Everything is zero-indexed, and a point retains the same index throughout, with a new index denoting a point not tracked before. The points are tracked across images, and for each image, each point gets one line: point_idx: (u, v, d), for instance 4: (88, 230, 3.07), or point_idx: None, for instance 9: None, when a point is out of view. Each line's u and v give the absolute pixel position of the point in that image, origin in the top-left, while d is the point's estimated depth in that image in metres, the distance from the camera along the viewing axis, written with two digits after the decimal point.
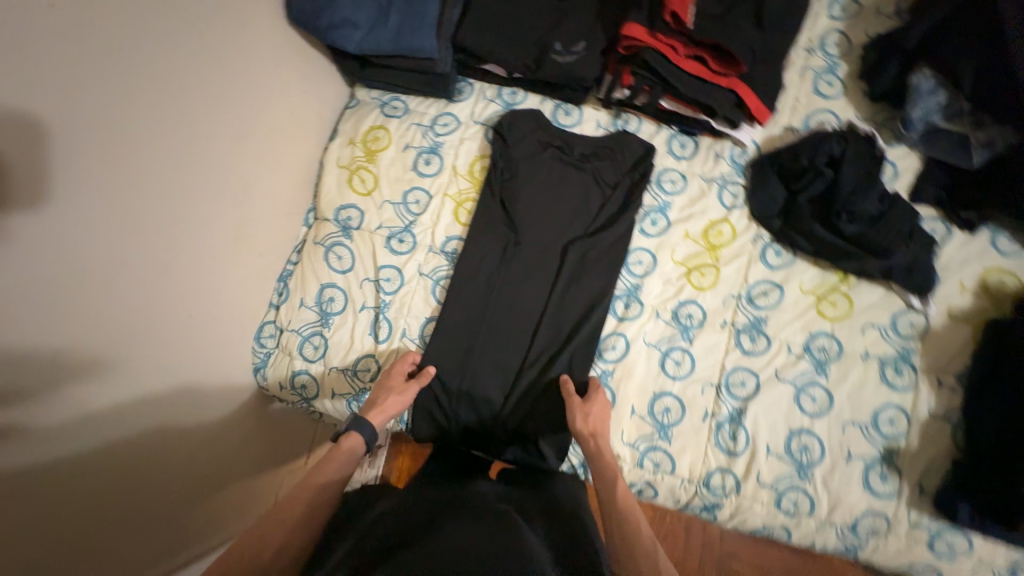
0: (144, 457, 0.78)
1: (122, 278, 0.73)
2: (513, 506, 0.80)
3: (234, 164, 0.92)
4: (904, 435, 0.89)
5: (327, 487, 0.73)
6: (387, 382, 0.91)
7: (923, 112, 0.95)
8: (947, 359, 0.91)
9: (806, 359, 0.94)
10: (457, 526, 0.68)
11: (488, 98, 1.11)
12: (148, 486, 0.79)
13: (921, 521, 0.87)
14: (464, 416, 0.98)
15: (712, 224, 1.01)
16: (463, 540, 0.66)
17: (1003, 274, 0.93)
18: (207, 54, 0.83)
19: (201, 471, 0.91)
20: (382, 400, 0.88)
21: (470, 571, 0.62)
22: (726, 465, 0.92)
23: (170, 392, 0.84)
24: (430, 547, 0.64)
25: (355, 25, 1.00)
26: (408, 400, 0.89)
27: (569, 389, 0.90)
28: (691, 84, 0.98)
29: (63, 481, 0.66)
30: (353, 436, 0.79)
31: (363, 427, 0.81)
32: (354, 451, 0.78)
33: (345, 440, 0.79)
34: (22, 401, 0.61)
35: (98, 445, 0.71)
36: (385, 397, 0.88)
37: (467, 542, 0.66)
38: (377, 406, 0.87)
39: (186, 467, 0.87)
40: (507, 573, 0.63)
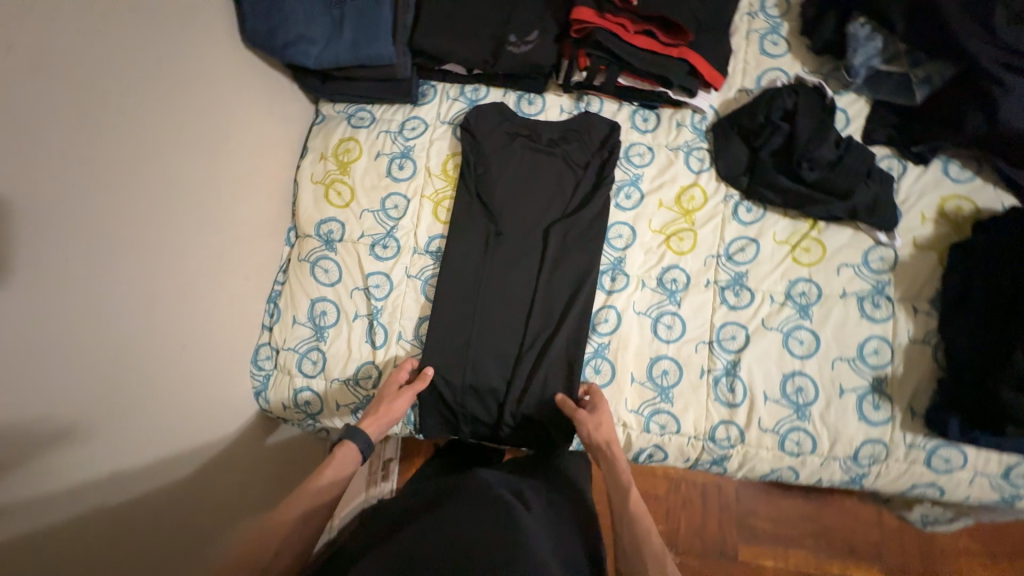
0: (146, 491, 0.79)
1: (107, 315, 0.74)
2: (516, 488, 0.80)
3: (209, 191, 0.92)
4: (889, 363, 0.94)
5: (320, 498, 0.75)
6: (383, 390, 0.94)
7: (864, 57, 1.01)
8: (919, 287, 0.96)
9: (789, 305, 0.98)
10: (454, 514, 0.68)
11: (452, 98, 1.13)
12: (153, 515, 0.79)
13: (916, 442, 0.91)
14: (470, 408, 1.00)
15: (683, 190, 1.05)
16: (458, 527, 0.66)
17: (959, 200, 0.98)
18: (169, 84, 0.83)
19: (207, 495, 0.91)
20: (377, 408, 0.91)
21: (464, 552, 0.61)
22: (729, 417, 0.95)
23: (166, 425, 0.85)
24: (430, 535, 0.65)
25: (311, 41, 1.01)
26: (404, 406, 0.91)
27: (572, 407, 0.92)
28: (645, 59, 1.01)
29: (71, 518, 0.67)
30: (347, 444, 0.83)
31: (357, 436, 0.84)
32: (349, 458, 0.82)
33: (341, 449, 0.82)
34: (18, 440, 0.61)
35: (103, 478, 0.72)
36: (380, 405, 0.91)
37: (463, 529, 0.66)
38: (373, 414, 0.90)
39: (190, 492, 0.88)
40: (500, 551, 0.62)
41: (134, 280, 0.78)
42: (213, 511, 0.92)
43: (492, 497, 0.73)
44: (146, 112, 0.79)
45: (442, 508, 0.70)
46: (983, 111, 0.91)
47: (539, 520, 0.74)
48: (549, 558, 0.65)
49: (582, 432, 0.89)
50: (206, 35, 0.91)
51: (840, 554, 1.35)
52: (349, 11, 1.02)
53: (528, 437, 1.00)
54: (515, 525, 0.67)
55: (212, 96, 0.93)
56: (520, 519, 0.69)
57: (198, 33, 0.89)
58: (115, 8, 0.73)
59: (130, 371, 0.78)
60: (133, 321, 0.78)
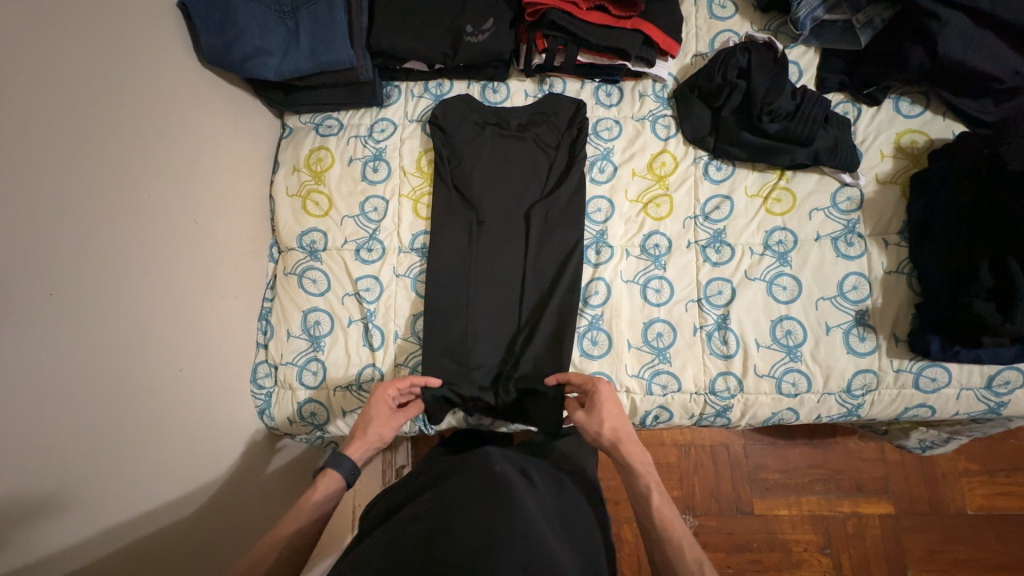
0: (146, 520, 0.79)
1: (98, 348, 0.74)
2: (519, 465, 0.81)
3: (185, 215, 0.92)
4: (869, 296, 0.98)
5: (322, 508, 0.78)
6: (371, 409, 0.89)
7: (808, 10, 1.03)
8: (887, 220, 1.01)
9: (768, 254, 1.02)
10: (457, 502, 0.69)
11: (417, 95, 1.14)
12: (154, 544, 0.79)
13: (903, 366, 0.96)
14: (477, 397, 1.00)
15: (654, 157, 1.08)
16: (459, 513, 0.66)
17: (913, 134, 1.03)
18: (130, 110, 0.82)
19: (212, 519, 0.91)
20: (364, 431, 0.87)
21: (460, 535, 0.62)
22: (726, 369, 0.98)
23: (170, 453, 0.85)
24: (432, 519, 0.66)
25: (269, 53, 0.99)
26: (392, 431, 0.89)
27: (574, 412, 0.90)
28: (600, 34, 1.03)
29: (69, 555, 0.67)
30: (330, 474, 0.81)
31: (340, 462, 0.82)
32: (331, 484, 0.80)
33: (323, 477, 0.81)
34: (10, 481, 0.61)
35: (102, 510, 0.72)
36: (367, 430, 0.87)
37: (463, 513, 0.66)
38: (358, 438, 0.86)
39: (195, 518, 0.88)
40: (496, 533, 0.62)
41: (120, 312, 0.78)
42: (221, 533, 0.92)
43: (496, 478, 0.73)
44: (111, 141, 0.79)
45: (446, 493, 0.71)
46: (925, 45, 0.96)
47: (537, 495, 0.75)
48: (548, 534, 0.66)
49: (588, 434, 0.87)
50: (161, 58, 0.90)
51: (849, 493, 1.40)
52: (303, 18, 0.99)
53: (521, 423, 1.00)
54: (512, 505, 0.67)
55: (175, 118, 0.92)
56: (518, 500, 0.68)
57: (152, 56, 0.88)
58: (64, 40, 0.72)
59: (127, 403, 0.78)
60: (126, 352, 0.78)
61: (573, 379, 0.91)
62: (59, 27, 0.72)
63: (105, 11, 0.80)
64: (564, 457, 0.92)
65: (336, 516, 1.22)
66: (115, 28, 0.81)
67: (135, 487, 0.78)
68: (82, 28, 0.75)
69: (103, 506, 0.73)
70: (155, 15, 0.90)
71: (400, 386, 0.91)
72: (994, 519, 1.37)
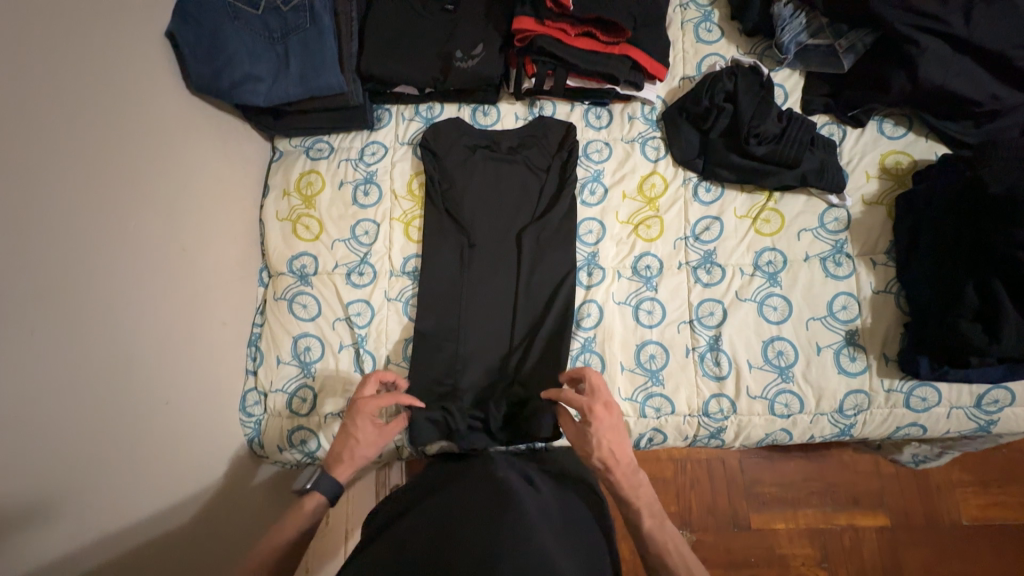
0: (133, 562, 0.77)
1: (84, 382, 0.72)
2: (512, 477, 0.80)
3: (172, 242, 0.91)
4: (858, 316, 0.99)
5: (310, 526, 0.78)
6: (353, 429, 0.83)
7: (791, 35, 1.06)
8: (875, 241, 1.02)
9: (758, 275, 1.02)
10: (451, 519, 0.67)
11: (407, 118, 1.15)
12: None
13: (894, 386, 0.96)
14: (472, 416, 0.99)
15: (644, 179, 1.09)
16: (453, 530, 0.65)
17: (897, 155, 1.05)
18: (118, 141, 0.81)
19: (201, 555, 0.89)
20: (348, 452, 0.83)
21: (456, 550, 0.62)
22: (719, 390, 0.98)
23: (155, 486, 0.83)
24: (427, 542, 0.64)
25: (258, 78, 0.99)
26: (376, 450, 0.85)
27: (568, 422, 0.86)
28: (588, 60, 1.04)
29: None
30: (315, 496, 0.79)
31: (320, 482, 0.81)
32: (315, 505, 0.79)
33: (306, 501, 0.79)
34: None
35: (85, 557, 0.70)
36: (351, 450, 0.83)
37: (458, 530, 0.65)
38: (344, 460, 0.82)
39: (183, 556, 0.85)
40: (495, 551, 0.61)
41: (106, 344, 0.76)
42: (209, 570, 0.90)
43: (497, 491, 0.73)
44: (100, 172, 0.78)
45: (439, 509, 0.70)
46: (905, 71, 0.98)
47: (540, 500, 0.76)
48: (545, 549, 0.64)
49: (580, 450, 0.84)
50: (151, 85, 0.89)
51: (845, 506, 1.40)
52: (292, 43, 0.99)
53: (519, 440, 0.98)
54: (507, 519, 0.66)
55: (164, 145, 0.91)
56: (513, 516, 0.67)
57: (141, 84, 0.87)
58: (51, 71, 0.71)
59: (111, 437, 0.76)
60: (112, 385, 0.77)
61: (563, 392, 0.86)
62: (47, 59, 0.71)
63: (94, 41, 0.79)
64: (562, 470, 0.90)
65: (330, 531, 1.20)
66: (104, 58, 0.80)
67: (122, 527, 0.76)
68: (71, 58, 0.75)
69: (87, 549, 0.71)
70: (145, 42, 0.89)
71: (385, 402, 0.85)
72: (991, 530, 1.37)
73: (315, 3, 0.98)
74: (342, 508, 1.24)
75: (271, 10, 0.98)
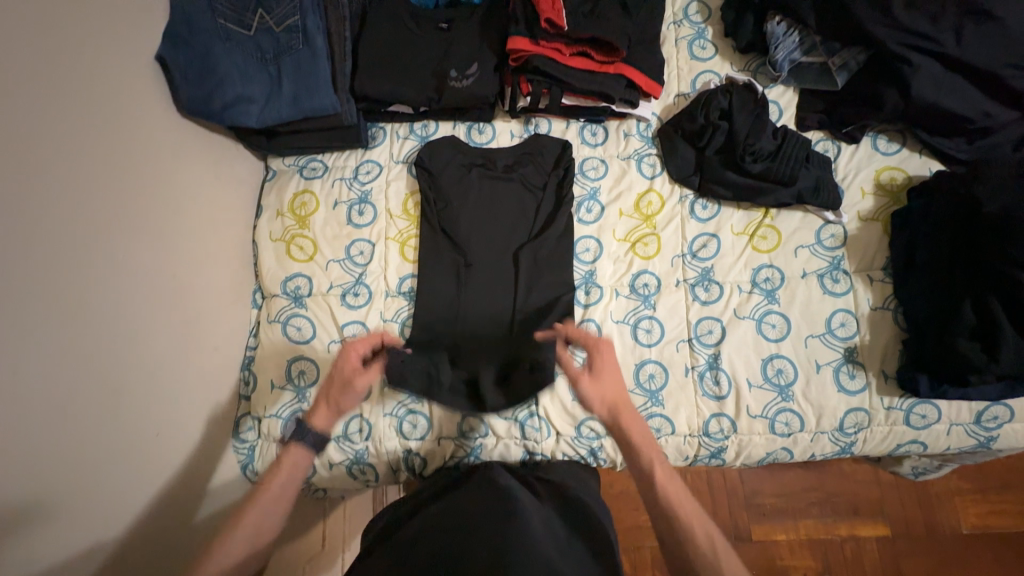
0: None
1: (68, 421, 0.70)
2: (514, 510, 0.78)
3: (162, 269, 0.89)
4: (857, 333, 0.99)
5: (290, 480, 0.74)
6: (334, 373, 0.81)
7: (786, 52, 1.06)
8: (871, 257, 1.02)
9: (756, 292, 1.02)
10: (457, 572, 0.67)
11: (402, 137, 1.14)
12: None
13: (893, 403, 0.96)
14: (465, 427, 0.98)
15: (640, 196, 1.08)
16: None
17: (892, 171, 1.05)
18: (107, 168, 0.80)
19: None
20: (331, 396, 0.80)
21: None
22: (719, 410, 0.98)
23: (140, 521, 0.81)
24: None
25: (250, 100, 0.97)
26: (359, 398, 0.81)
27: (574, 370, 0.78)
28: (583, 78, 1.04)
29: None
30: (294, 447, 0.75)
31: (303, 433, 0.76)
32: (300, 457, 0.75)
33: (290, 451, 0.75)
34: None
35: None
36: (332, 393, 0.80)
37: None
38: (324, 405, 0.80)
39: None
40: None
41: (93, 379, 0.74)
42: None
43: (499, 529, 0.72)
44: (88, 201, 0.76)
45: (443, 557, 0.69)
46: (898, 88, 0.98)
47: (540, 531, 0.75)
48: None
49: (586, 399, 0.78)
50: (141, 110, 0.88)
51: (845, 516, 1.39)
52: (285, 64, 0.98)
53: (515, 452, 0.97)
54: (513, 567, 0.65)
55: (154, 169, 0.89)
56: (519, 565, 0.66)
57: (132, 108, 0.86)
58: (37, 100, 0.70)
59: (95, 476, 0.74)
60: (99, 421, 0.74)
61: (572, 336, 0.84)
62: (32, 89, 0.69)
63: (83, 67, 0.77)
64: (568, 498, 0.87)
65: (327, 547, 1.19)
66: (93, 84, 0.79)
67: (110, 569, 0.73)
68: (58, 88, 0.73)
69: None
70: (136, 65, 0.87)
71: (372, 342, 0.85)
72: (991, 539, 1.37)
73: (308, 24, 0.98)
74: (337, 529, 1.23)
75: (263, 31, 0.97)
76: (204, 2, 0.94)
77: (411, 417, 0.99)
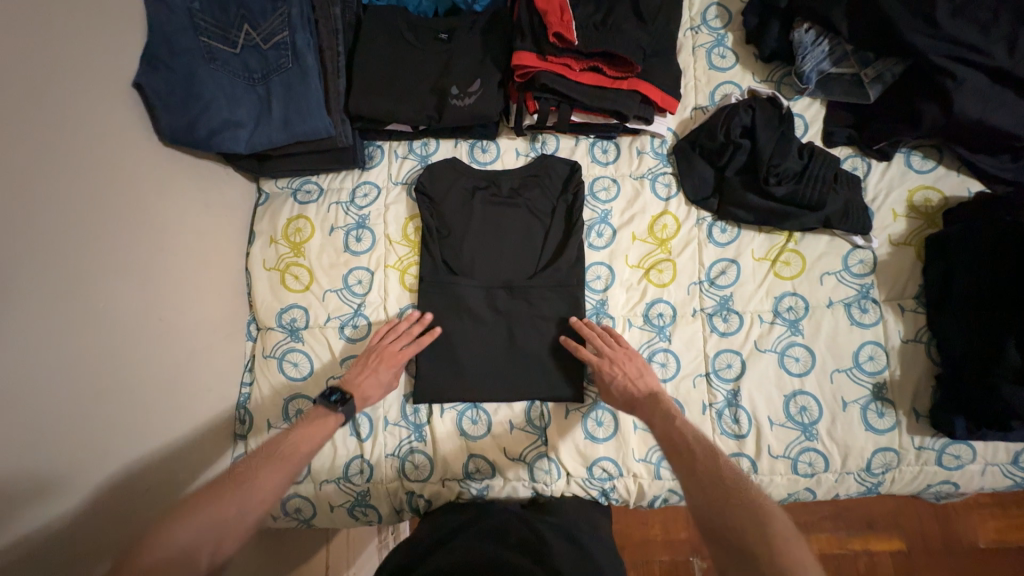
0: None
1: (32, 496, 0.65)
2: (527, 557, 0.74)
3: (148, 314, 0.83)
4: (886, 368, 0.93)
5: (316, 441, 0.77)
6: (378, 359, 0.90)
7: (814, 62, 0.98)
8: (902, 285, 0.95)
9: (779, 323, 0.96)
10: None
11: (401, 156, 1.07)
12: None
13: (925, 443, 0.90)
14: (474, 462, 0.94)
15: (654, 219, 1.02)
16: None
17: (926, 191, 0.98)
18: (80, 210, 0.73)
19: None
20: (370, 381, 0.88)
21: None
22: (739, 450, 0.92)
23: None
24: None
25: (238, 124, 0.91)
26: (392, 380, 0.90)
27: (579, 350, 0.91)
28: (595, 95, 0.96)
29: None
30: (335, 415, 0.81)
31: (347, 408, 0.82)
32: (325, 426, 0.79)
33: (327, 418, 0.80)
34: None
35: None
36: (373, 379, 0.88)
37: None
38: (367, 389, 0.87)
39: None
40: None
41: (66, 445, 0.69)
42: None
43: None
44: (58, 250, 0.70)
45: None
46: (939, 103, 0.90)
47: None
48: None
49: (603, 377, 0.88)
50: (118, 140, 0.81)
51: (860, 530, 1.35)
52: (274, 85, 0.91)
53: (528, 483, 0.94)
54: None
55: (137, 205, 0.83)
56: None
57: (109, 142, 0.79)
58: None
59: (71, 547, 0.70)
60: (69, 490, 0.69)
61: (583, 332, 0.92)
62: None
63: (50, 102, 0.70)
64: (577, 542, 0.82)
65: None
66: (65, 120, 0.72)
67: None
68: (22, 126, 0.66)
69: None
70: (111, 93, 0.80)
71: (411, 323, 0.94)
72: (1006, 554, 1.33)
73: (298, 40, 0.90)
74: (340, 561, 1.19)
75: (250, 48, 0.90)
76: (184, 18, 0.86)
77: (414, 457, 0.95)
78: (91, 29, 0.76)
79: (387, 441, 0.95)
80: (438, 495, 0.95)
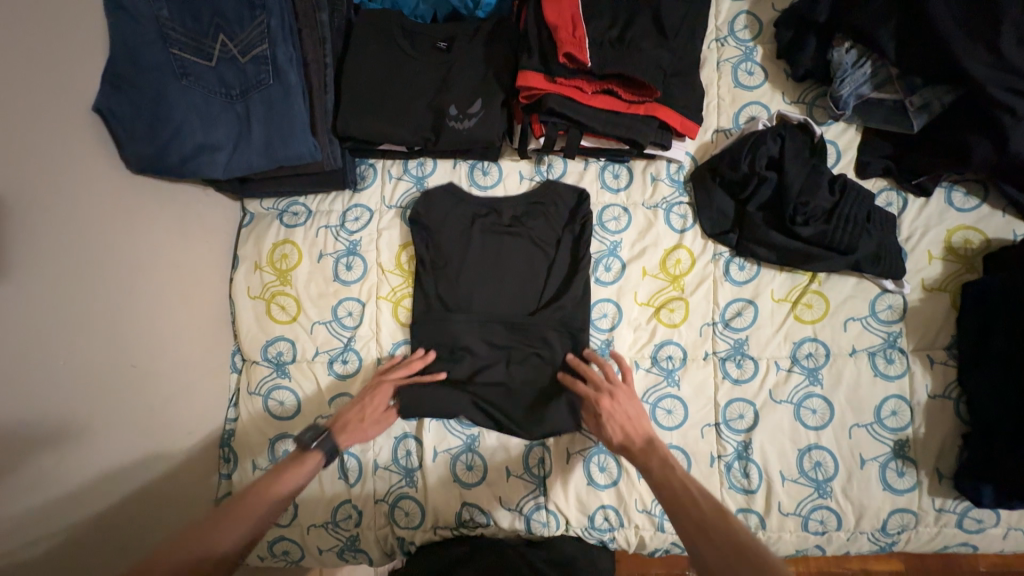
0: None
1: None
2: None
3: (119, 360, 0.77)
4: (909, 424, 0.87)
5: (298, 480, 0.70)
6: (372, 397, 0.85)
7: (852, 87, 0.88)
8: (934, 335, 0.88)
9: (796, 371, 0.89)
10: None
11: (395, 177, 0.99)
12: None
13: (946, 505, 0.85)
14: (469, 510, 0.90)
15: (667, 253, 0.94)
16: None
17: (966, 232, 0.90)
18: (37, 258, 0.66)
19: None
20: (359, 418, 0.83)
21: None
22: (747, 505, 0.88)
23: None
24: None
25: (214, 148, 0.82)
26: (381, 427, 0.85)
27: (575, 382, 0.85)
28: (608, 121, 0.87)
29: None
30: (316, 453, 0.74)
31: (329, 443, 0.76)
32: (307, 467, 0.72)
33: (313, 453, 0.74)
34: None
35: None
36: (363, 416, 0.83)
37: None
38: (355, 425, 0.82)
39: None
40: None
41: None
42: None
43: None
44: (5, 309, 0.62)
45: None
46: (991, 141, 0.80)
47: None
48: None
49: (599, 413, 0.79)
50: (80, 173, 0.74)
51: None
52: (254, 103, 0.81)
53: (525, 531, 0.90)
54: None
55: (102, 242, 0.76)
56: None
57: (69, 175, 0.72)
58: None
59: None
60: None
61: (580, 368, 0.86)
62: None
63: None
64: None
65: None
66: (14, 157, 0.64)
67: None
68: None
69: None
70: (67, 120, 0.72)
71: (412, 367, 0.88)
72: None
73: (278, 54, 0.81)
74: None
75: (226, 62, 0.80)
76: (153, 30, 0.77)
77: (404, 503, 0.90)
78: (42, 46, 0.68)
79: (378, 485, 0.91)
80: (431, 541, 0.91)
